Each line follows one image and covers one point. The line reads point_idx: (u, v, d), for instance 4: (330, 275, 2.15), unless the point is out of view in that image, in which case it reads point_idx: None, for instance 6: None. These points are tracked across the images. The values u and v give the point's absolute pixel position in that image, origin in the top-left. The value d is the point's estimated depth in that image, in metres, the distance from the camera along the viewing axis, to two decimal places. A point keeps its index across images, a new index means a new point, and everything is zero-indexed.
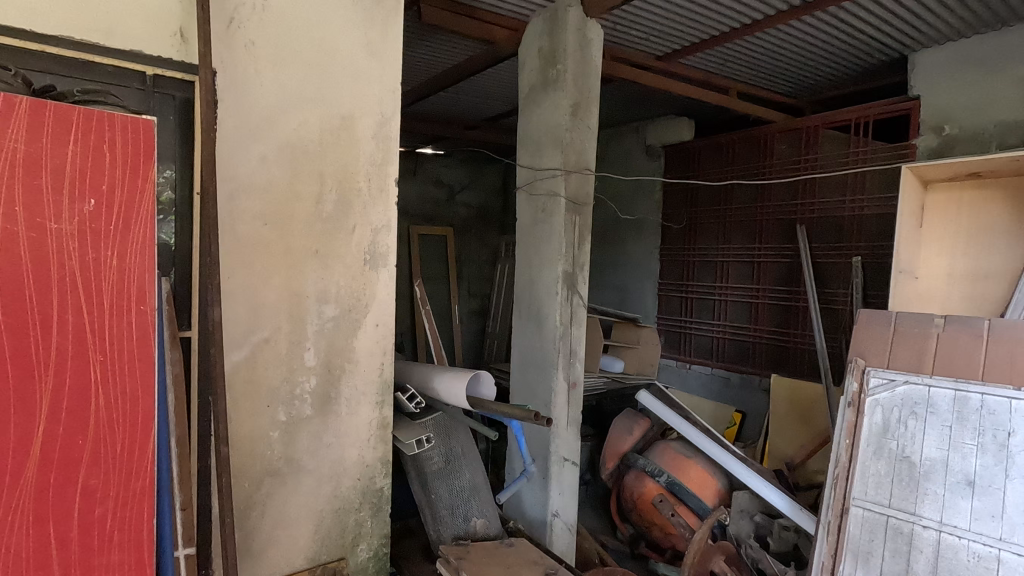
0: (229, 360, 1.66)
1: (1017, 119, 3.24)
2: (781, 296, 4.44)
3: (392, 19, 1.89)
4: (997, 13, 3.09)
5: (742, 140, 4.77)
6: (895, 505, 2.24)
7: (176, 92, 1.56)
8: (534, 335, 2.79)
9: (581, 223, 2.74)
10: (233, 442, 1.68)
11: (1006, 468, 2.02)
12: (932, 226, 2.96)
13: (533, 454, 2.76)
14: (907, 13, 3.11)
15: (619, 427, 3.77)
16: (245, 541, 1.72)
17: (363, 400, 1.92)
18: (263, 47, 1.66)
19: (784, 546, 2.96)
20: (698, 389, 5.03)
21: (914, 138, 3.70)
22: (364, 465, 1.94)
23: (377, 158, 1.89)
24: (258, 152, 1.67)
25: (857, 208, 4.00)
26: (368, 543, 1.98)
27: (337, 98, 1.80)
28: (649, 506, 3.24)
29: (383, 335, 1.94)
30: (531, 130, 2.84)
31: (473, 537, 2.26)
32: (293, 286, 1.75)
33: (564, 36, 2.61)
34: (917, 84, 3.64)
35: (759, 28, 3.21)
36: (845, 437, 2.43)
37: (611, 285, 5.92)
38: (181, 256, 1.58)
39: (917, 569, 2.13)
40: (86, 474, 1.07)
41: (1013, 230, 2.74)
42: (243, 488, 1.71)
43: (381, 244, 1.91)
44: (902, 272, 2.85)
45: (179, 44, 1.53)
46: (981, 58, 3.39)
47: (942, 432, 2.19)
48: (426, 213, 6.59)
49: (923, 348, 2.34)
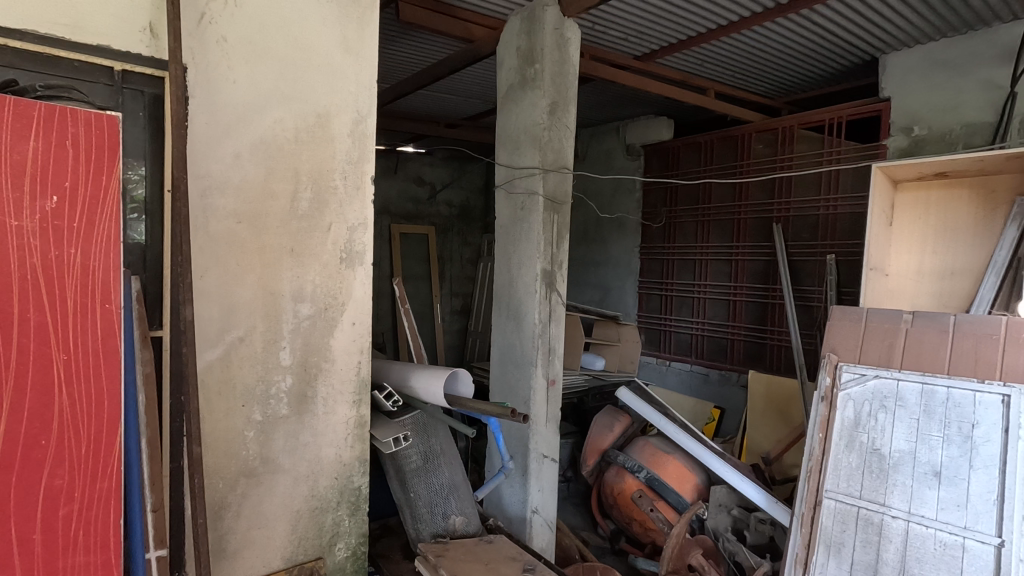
0: (203, 359, 1.64)
1: (982, 120, 3.35)
2: (758, 293, 4.52)
3: (369, 16, 1.88)
4: (965, 16, 3.16)
5: (720, 140, 4.84)
6: (866, 496, 2.29)
7: (145, 88, 1.53)
8: (513, 333, 2.80)
9: (559, 222, 2.76)
10: (207, 443, 1.66)
11: (970, 458, 2.10)
12: (902, 225, 3.04)
13: (512, 451, 2.77)
14: (878, 15, 3.17)
15: (600, 424, 3.81)
16: (219, 542, 1.71)
17: (341, 398, 1.92)
18: (235, 44, 1.64)
19: (760, 539, 3.01)
20: (678, 386, 5.08)
21: (885, 139, 3.79)
22: (341, 464, 1.93)
23: (354, 156, 1.88)
24: (232, 149, 1.65)
25: (831, 207, 4.07)
26: (346, 542, 1.97)
27: (312, 95, 1.79)
28: (629, 501, 3.28)
29: (360, 333, 1.93)
30: (509, 129, 2.85)
31: (452, 534, 2.27)
32: (268, 285, 1.74)
33: (542, 35, 2.62)
34: (888, 86, 3.73)
35: (735, 29, 3.26)
36: (818, 431, 2.48)
37: (593, 283, 5.97)
38: (153, 255, 1.55)
39: (887, 558, 2.19)
40: (49, 474, 1.05)
41: (978, 228, 2.81)
42: (218, 489, 1.69)
43: (357, 242, 1.90)
44: (873, 269, 2.93)
45: (149, 39, 1.50)
46: (948, 60, 3.47)
47: (910, 424, 2.26)
48: (407, 212, 6.55)
49: (893, 342, 2.41)
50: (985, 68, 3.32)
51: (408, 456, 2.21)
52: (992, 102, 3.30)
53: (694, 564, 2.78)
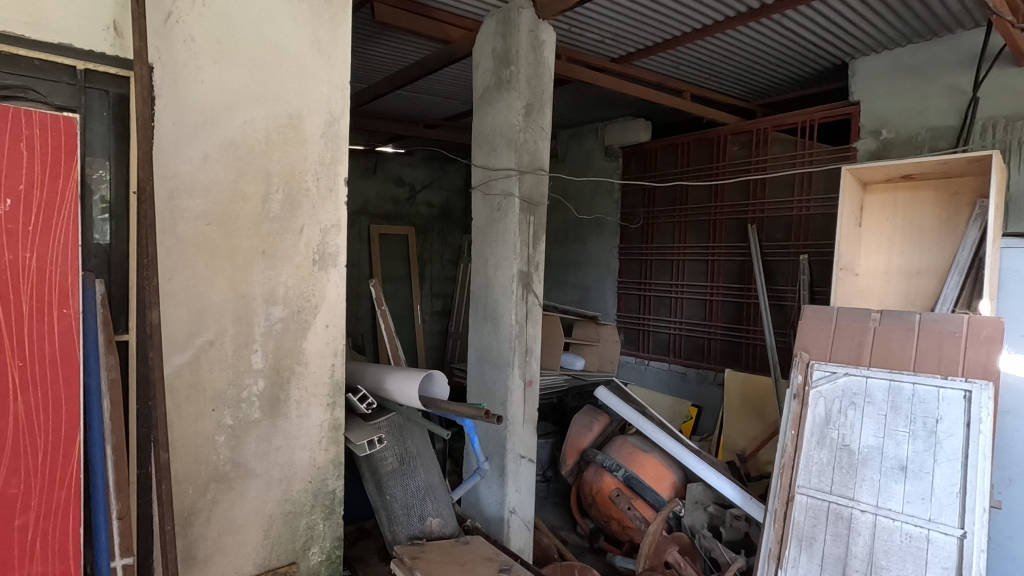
0: (170, 363, 1.62)
1: (946, 124, 3.43)
2: (734, 293, 4.59)
3: (341, 17, 1.87)
4: (929, 24, 3.26)
5: (697, 142, 4.90)
6: (836, 491, 2.33)
7: (109, 88, 1.50)
8: (490, 334, 2.81)
9: (535, 223, 2.77)
10: (175, 448, 1.64)
11: (935, 453, 2.18)
12: (871, 225, 3.12)
13: (489, 452, 2.77)
14: (846, 21, 3.25)
15: (579, 423, 3.82)
16: (188, 549, 1.68)
17: (314, 401, 1.90)
18: (203, 43, 1.62)
19: (736, 535, 3.08)
20: (656, 385, 5.13)
21: (855, 141, 3.87)
22: (315, 467, 1.92)
23: (326, 157, 1.87)
24: (200, 150, 1.63)
25: (804, 208, 4.16)
26: (320, 546, 1.95)
27: (283, 95, 1.77)
28: (607, 500, 3.30)
29: (333, 336, 1.92)
30: (485, 130, 2.85)
31: (429, 536, 2.26)
32: (239, 288, 1.72)
33: (517, 36, 2.63)
34: (857, 90, 3.82)
35: (708, 33, 3.31)
36: (791, 428, 2.52)
37: (572, 283, 6.01)
38: (118, 256, 1.52)
39: (856, 551, 2.23)
40: (6, 482, 1.10)
41: (942, 228, 2.90)
42: (187, 495, 1.67)
43: (331, 244, 1.89)
44: (843, 269, 3.00)
45: (113, 38, 1.48)
46: (914, 66, 3.57)
47: (878, 420, 2.32)
48: (387, 212, 6.51)
49: (862, 341, 2.48)
50: (949, 73, 3.41)
51: (384, 458, 2.20)
52: (956, 107, 3.39)
53: (670, 561, 2.79)
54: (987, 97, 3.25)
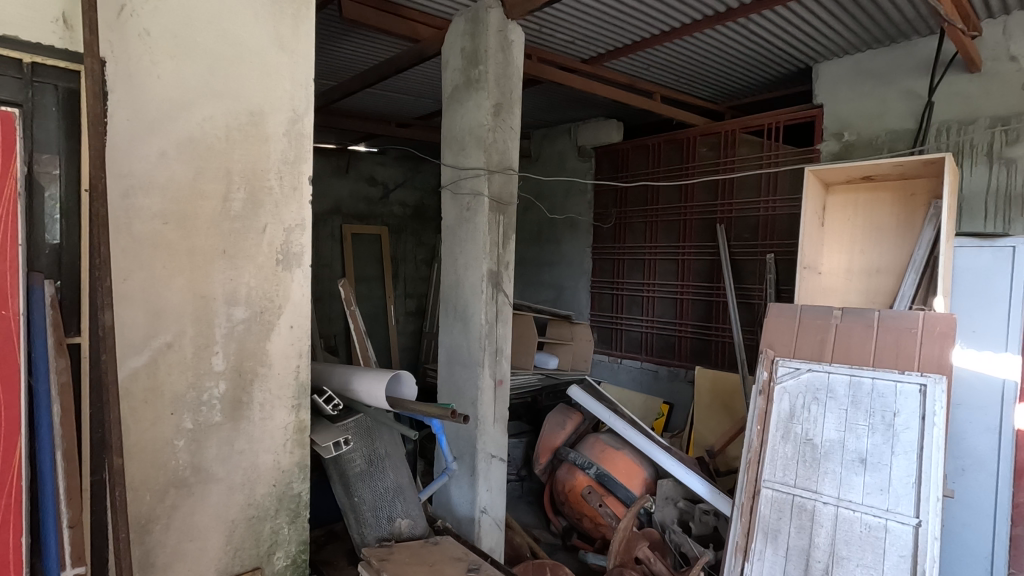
0: (126, 367, 1.57)
1: (905, 127, 3.53)
2: (703, 291, 4.67)
3: (304, 14, 1.84)
4: (887, 31, 3.38)
5: (667, 143, 4.97)
6: (800, 484, 2.39)
7: (58, 82, 1.45)
8: (460, 334, 2.80)
9: (505, 223, 2.77)
10: (132, 454, 1.59)
11: (892, 445, 2.25)
12: (833, 225, 3.21)
13: (459, 452, 2.76)
14: (809, 26, 3.34)
15: (552, 422, 3.84)
16: (146, 557, 1.64)
17: (279, 404, 1.87)
18: (160, 37, 1.58)
19: (705, 529, 3.14)
20: (628, 383, 5.18)
21: (819, 143, 3.96)
22: (280, 470, 1.88)
23: (290, 156, 1.84)
24: (157, 147, 1.59)
25: (771, 208, 4.25)
26: (286, 551, 1.91)
27: (244, 91, 1.74)
28: (579, 498, 3.33)
29: (298, 337, 1.89)
30: (454, 130, 2.84)
31: (398, 537, 2.25)
32: (199, 289, 1.68)
33: (485, 36, 2.63)
34: (820, 94, 3.92)
35: (677, 36, 3.37)
36: (756, 423, 2.57)
37: (546, 283, 6.03)
38: (70, 257, 1.47)
39: (818, 542, 2.28)
40: None
41: (900, 228, 3.00)
42: (144, 502, 1.63)
43: (295, 244, 1.86)
44: (807, 268, 3.08)
45: (62, 31, 1.43)
46: (873, 71, 3.68)
47: (840, 414, 2.39)
48: (360, 212, 6.43)
49: (824, 338, 2.56)
50: (906, 78, 3.52)
51: (352, 460, 2.17)
52: (913, 110, 3.50)
53: (640, 556, 2.79)
54: (942, 102, 3.37)
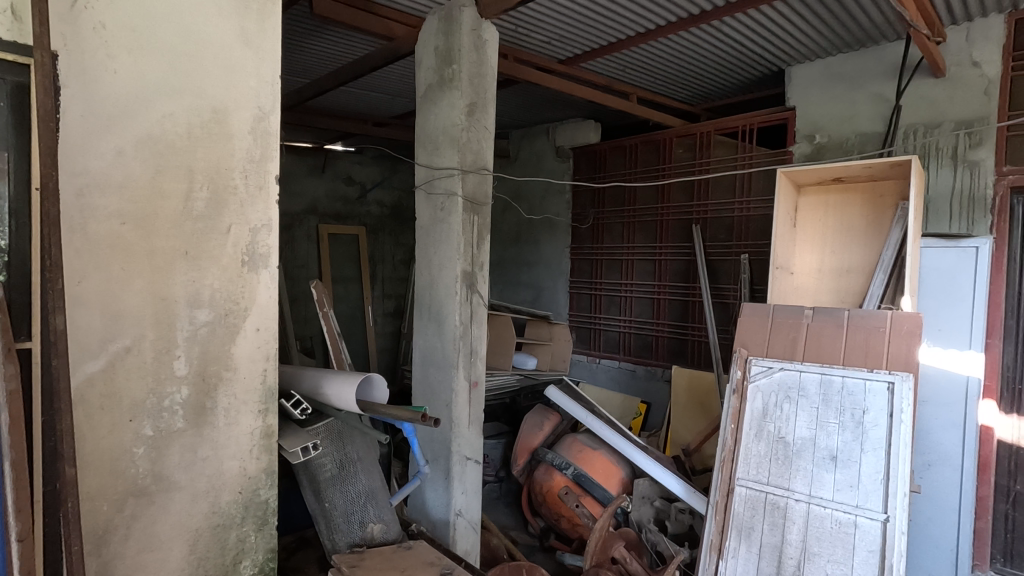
0: (81, 372, 1.51)
1: (873, 130, 3.60)
2: (680, 292, 4.71)
3: (269, 9, 1.80)
4: (856, 35, 3.44)
5: (644, 143, 5.00)
6: (773, 482, 2.41)
7: (6, 76, 1.39)
8: (434, 335, 2.77)
9: (479, 223, 2.76)
10: (88, 462, 1.54)
11: (861, 442, 2.29)
12: (805, 225, 3.26)
13: (434, 454, 2.74)
14: (780, 29, 3.39)
15: (530, 422, 3.83)
16: (103, 569, 1.58)
17: (244, 408, 1.82)
18: (116, 31, 1.52)
19: (680, 528, 3.15)
20: (606, 382, 5.21)
21: (791, 145, 4.02)
22: (246, 477, 1.84)
23: (255, 154, 1.80)
24: (114, 145, 1.54)
25: (745, 209, 4.31)
26: (253, 559, 1.86)
27: (207, 88, 1.69)
28: (556, 498, 3.33)
29: (265, 340, 1.85)
30: (428, 129, 2.81)
31: (370, 543, 2.21)
32: (159, 290, 1.63)
33: (458, 35, 2.61)
34: (792, 96, 3.98)
35: (651, 37, 3.39)
36: (730, 422, 2.58)
37: (525, 283, 6.02)
38: (20, 258, 1.41)
39: (791, 539, 2.31)
40: None
41: (869, 229, 3.06)
42: (101, 512, 1.57)
43: (261, 244, 1.81)
44: (779, 268, 3.12)
45: (10, 22, 1.37)
46: (843, 74, 3.74)
47: (811, 412, 2.42)
48: (336, 212, 6.34)
49: (796, 337, 2.59)
50: (874, 82, 3.59)
51: (322, 465, 2.13)
52: (881, 113, 3.56)
53: (616, 556, 2.78)
54: (909, 105, 3.43)
